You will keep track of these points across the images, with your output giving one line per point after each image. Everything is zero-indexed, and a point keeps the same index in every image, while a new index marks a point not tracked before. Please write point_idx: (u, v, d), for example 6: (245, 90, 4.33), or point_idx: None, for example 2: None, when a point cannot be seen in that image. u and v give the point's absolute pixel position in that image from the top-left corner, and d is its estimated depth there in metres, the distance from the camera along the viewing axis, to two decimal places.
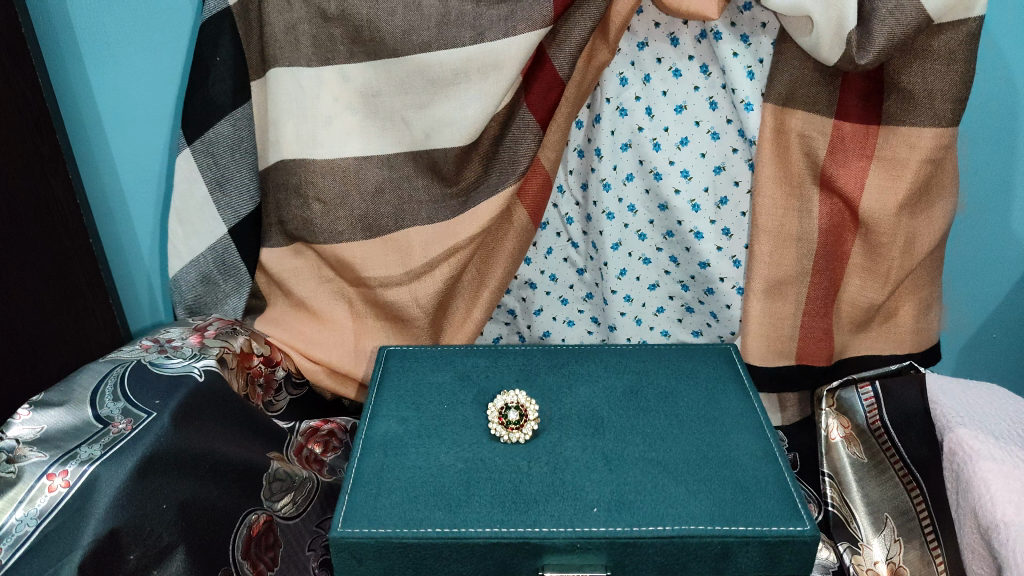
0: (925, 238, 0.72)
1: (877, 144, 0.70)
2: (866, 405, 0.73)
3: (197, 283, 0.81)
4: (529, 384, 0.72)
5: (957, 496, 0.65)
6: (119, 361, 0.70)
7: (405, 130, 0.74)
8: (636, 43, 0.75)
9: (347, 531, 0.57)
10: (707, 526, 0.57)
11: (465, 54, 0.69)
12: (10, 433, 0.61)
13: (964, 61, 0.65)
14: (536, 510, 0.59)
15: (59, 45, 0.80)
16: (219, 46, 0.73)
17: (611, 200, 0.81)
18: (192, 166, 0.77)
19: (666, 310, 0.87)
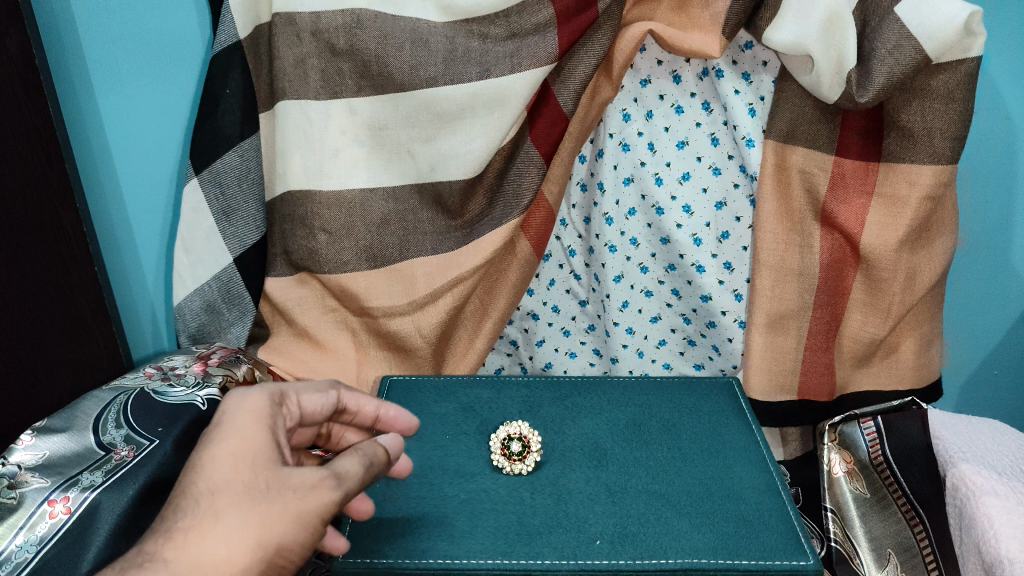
0: (925, 273, 0.72)
1: (877, 180, 0.71)
2: (868, 441, 0.72)
3: (201, 312, 0.82)
4: (532, 415, 0.73)
5: (960, 531, 0.65)
6: (122, 389, 0.71)
7: (411, 163, 0.74)
8: (639, 80, 0.76)
9: (348, 561, 0.58)
10: (710, 561, 0.57)
11: (471, 89, 0.70)
12: (12, 459, 0.61)
13: (963, 100, 0.65)
14: (538, 543, 0.58)
15: (71, 76, 0.82)
16: (229, 79, 0.74)
17: (613, 233, 0.81)
18: (199, 196, 0.77)
19: (668, 343, 0.87)
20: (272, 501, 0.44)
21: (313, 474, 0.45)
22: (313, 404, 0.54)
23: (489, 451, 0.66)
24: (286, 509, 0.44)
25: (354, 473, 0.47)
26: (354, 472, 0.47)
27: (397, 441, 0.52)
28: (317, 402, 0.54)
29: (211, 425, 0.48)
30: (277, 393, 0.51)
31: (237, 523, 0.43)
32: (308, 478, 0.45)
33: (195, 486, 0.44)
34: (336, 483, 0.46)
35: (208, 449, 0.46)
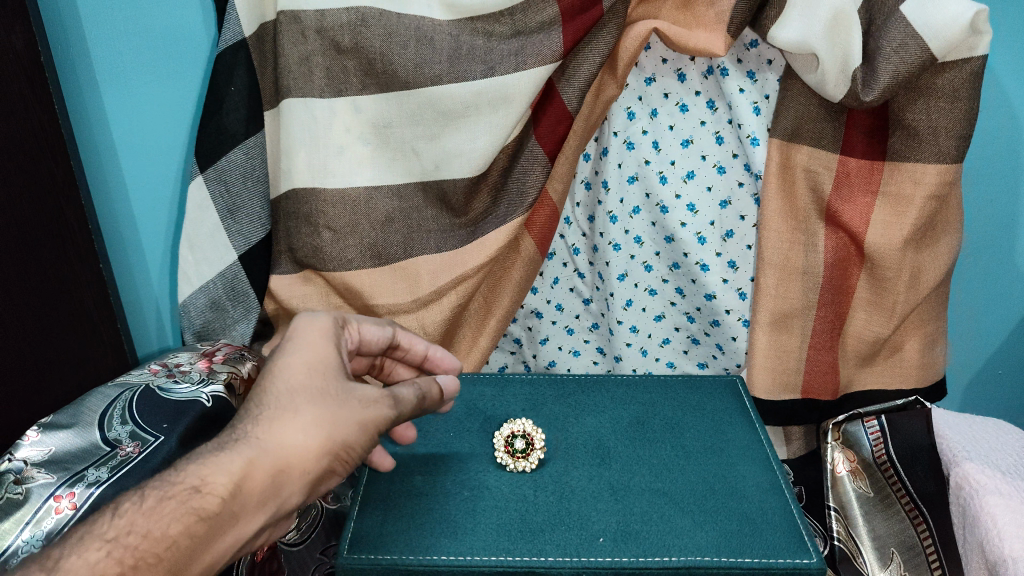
0: (930, 272, 0.72)
1: (882, 179, 0.71)
2: (872, 439, 0.73)
3: (206, 309, 0.82)
4: (536, 413, 0.73)
5: (964, 530, 0.65)
6: (127, 386, 0.71)
7: (415, 161, 0.75)
8: (644, 78, 0.76)
9: (354, 558, 0.58)
10: (713, 559, 0.57)
11: (476, 88, 0.70)
12: (18, 455, 0.62)
13: (968, 99, 0.65)
14: (542, 540, 0.59)
15: (77, 73, 0.82)
16: (234, 76, 0.74)
17: (617, 231, 0.81)
18: (204, 193, 0.78)
19: (671, 341, 0.87)
20: (338, 407, 0.48)
21: (375, 390, 0.50)
22: (372, 335, 0.61)
23: (494, 448, 0.67)
24: (353, 414, 0.48)
25: (411, 399, 0.52)
26: (410, 399, 0.52)
27: (453, 383, 0.59)
28: (374, 332, 0.61)
29: (283, 339, 0.53)
30: (338, 318, 0.58)
31: (312, 416, 0.47)
32: (371, 393, 0.50)
33: (274, 385, 0.49)
34: (395, 403, 0.51)
35: (289, 354, 0.51)
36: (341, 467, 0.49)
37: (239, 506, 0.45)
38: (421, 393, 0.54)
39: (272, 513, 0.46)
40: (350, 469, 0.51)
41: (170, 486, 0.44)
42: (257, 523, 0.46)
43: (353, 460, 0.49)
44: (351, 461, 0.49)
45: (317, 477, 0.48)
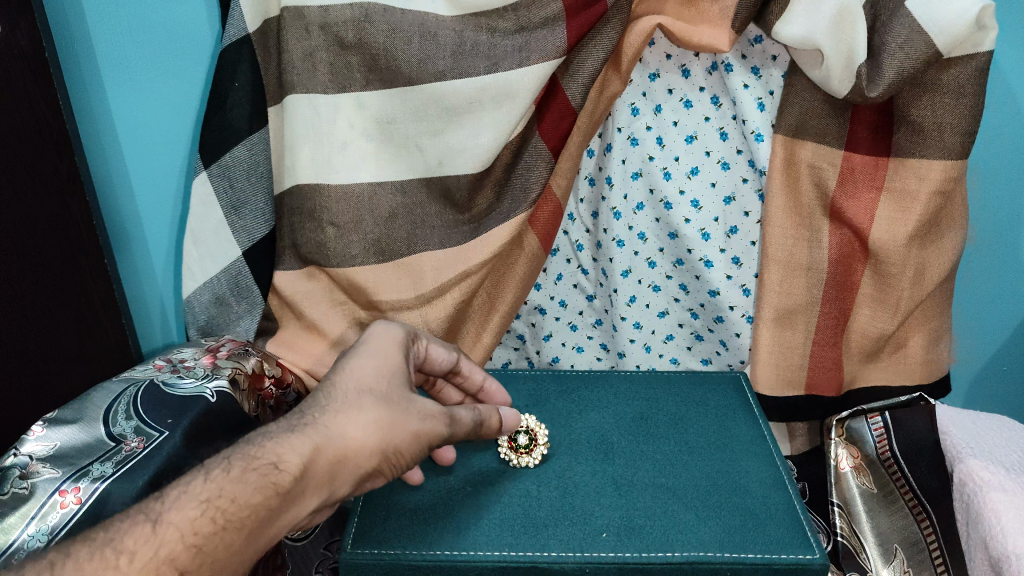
0: (934, 268, 0.72)
1: (887, 175, 0.71)
2: (876, 436, 0.72)
3: (210, 305, 0.82)
4: (539, 409, 0.73)
5: (967, 527, 0.66)
6: (132, 381, 0.71)
7: (420, 157, 0.75)
8: (648, 74, 0.76)
9: (357, 552, 0.58)
10: (717, 554, 0.57)
11: (480, 83, 0.70)
12: (23, 450, 0.62)
13: (973, 94, 0.65)
14: (545, 535, 0.59)
15: (81, 69, 0.82)
16: (238, 72, 0.74)
17: (621, 227, 0.81)
18: (208, 188, 0.78)
19: (675, 338, 0.87)
20: (402, 415, 0.51)
21: (437, 407, 0.54)
22: (439, 356, 0.64)
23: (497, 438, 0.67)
24: (411, 424, 0.52)
25: (467, 422, 0.56)
26: (465, 421, 0.56)
27: (514, 416, 0.63)
28: (442, 356, 0.64)
29: (358, 343, 0.57)
30: (411, 333, 0.61)
31: (376, 416, 0.51)
32: (429, 409, 0.53)
33: (343, 382, 0.52)
34: (451, 423, 0.55)
35: (361, 359, 0.54)
36: (391, 469, 0.52)
37: (305, 484, 0.48)
38: (478, 421, 0.58)
39: (324, 497, 0.50)
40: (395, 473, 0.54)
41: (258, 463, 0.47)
42: (314, 504, 0.49)
43: (402, 464, 0.53)
44: (400, 465, 0.53)
45: (367, 473, 0.51)
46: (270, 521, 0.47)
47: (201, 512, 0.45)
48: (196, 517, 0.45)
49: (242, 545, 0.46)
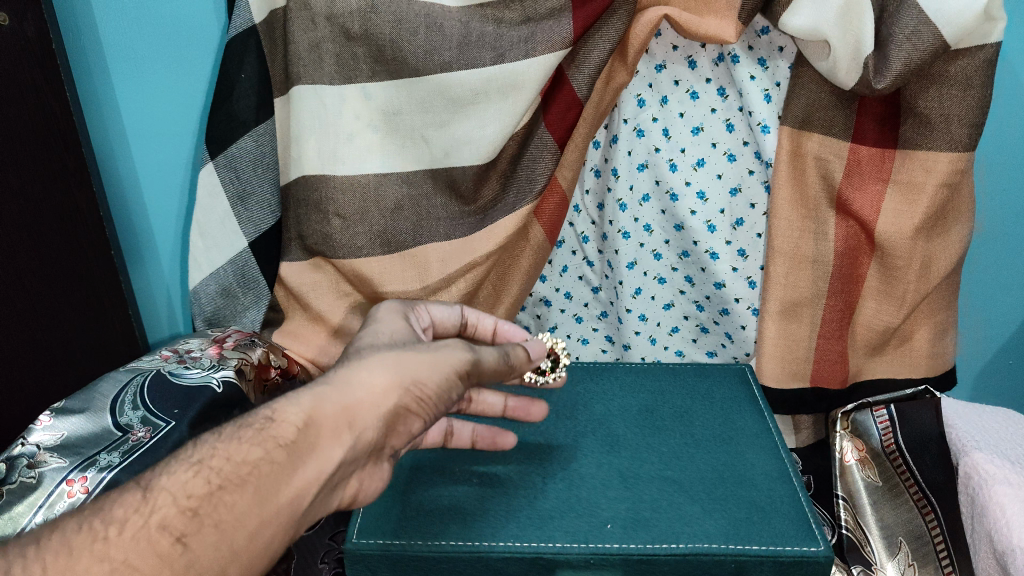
0: (941, 261, 0.72)
1: (893, 167, 0.70)
2: (881, 429, 0.72)
3: (217, 295, 0.82)
4: (545, 401, 0.74)
5: (973, 520, 0.65)
6: (139, 370, 0.72)
7: (425, 148, 0.75)
8: (654, 65, 0.76)
9: (362, 543, 0.58)
10: (721, 545, 0.56)
11: (485, 74, 0.69)
12: (31, 439, 0.62)
13: (981, 87, 0.64)
14: (550, 526, 0.59)
15: (87, 60, 0.82)
16: (244, 64, 0.74)
17: (627, 219, 0.82)
18: (214, 180, 0.78)
19: (681, 330, 0.88)
20: (412, 351, 0.50)
21: (458, 347, 0.53)
22: (441, 315, 0.65)
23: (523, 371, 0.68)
24: (424, 356, 0.50)
25: (490, 361, 0.55)
26: (489, 362, 0.55)
27: (539, 348, 0.62)
28: (444, 313, 0.66)
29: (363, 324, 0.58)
30: (409, 301, 0.62)
31: (384, 355, 0.50)
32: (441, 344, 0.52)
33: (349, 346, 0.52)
34: (475, 362, 0.53)
35: (375, 330, 0.55)
36: (420, 409, 0.50)
37: (312, 435, 0.45)
38: (501, 360, 0.56)
39: (348, 448, 0.46)
40: (428, 416, 0.51)
41: (254, 420, 0.45)
42: (338, 455, 0.45)
43: (431, 403, 0.50)
44: (429, 404, 0.50)
45: (395, 412, 0.48)
46: (286, 477, 0.43)
47: (199, 477, 0.42)
48: (193, 481, 0.42)
49: (255, 507, 0.42)
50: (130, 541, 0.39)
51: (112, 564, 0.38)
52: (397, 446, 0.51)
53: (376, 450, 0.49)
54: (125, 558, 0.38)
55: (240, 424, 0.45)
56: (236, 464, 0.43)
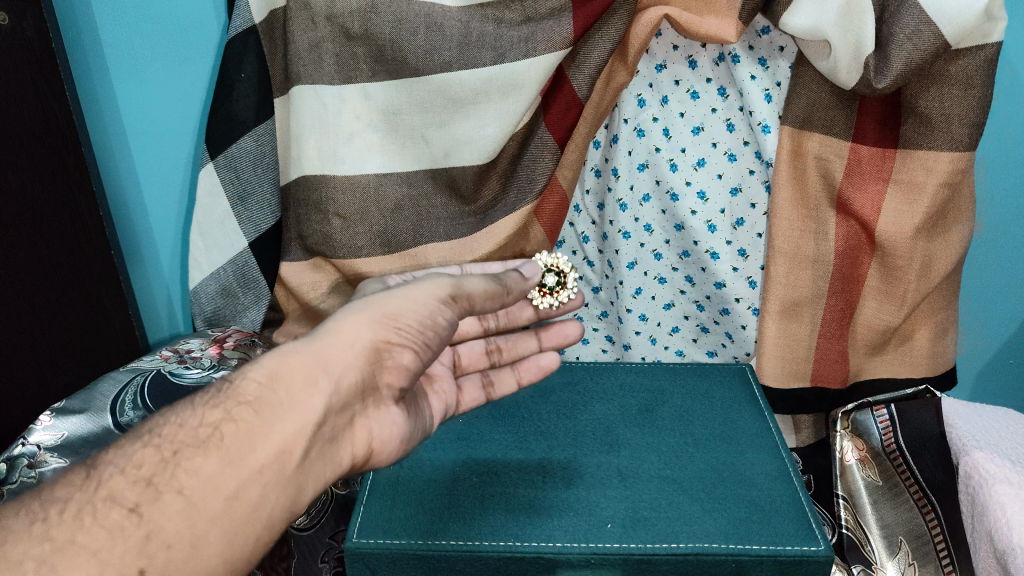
0: (941, 261, 0.72)
1: (894, 167, 0.70)
2: (881, 428, 0.72)
3: (217, 295, 0.83)
4: (545, 401, 0.74)
5: (973, 519, 0.65)
6: (139, 371, 0.72)
7: (425, 148, 0.75)
8: (655, 65, 0.76)
9: (362, 542, 0.58)
10: (721, 545, 0.56)
11: (485, 74, 0.69)
12: (32, 439, 0.63)
13: (982, 86, 0.64)
14: (550, 526, 0.59)
15: (87, 60, 0.82)
16: (244, 64, 0.74)
17: (627, 219, 0.82)
18: (214, 180, 0.78)
19: (681, 330, 0.88)
20: (383, 298, 0.54)
21: (441, 279, 0.56)
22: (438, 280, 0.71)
23: (534, 298, 0.72)
24: (395, 299, 0.54)
25: (479, 287, 0.57)
26: (479, 288, 0.57)
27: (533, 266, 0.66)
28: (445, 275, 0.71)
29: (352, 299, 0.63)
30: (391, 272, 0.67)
31: (359, 305, 0.53)
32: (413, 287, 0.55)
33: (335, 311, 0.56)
34: (460, 290, 0.56)
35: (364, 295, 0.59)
36: (402, 338, 0.52)
37: (279, 389, 0.48)
38: (495, 283, 0.59)
39: (329, 393, 0.48)
40: (415, 346, 0.53)
41: (216, 388, 0.48)
42: (318, 403, 0.48)
43: (413, 332, 0.52)
44: (413, 333, 0.52)
45: (375, 346, 0.51)
46: (263, 435, 0.46)
47: (150, 449, 0.44)
48: (142, 454, 0.44)
49: (225, 469, 0.44)
50: (73, 520, 0.40)
51: (55, 543, 0.39)
52: (396, 384, 0.54)
53: (371, 390, 0.52)
54: (71, 537, 0.40)
55: (194, 402, 0.47)
56: (193, 433, 0.45)
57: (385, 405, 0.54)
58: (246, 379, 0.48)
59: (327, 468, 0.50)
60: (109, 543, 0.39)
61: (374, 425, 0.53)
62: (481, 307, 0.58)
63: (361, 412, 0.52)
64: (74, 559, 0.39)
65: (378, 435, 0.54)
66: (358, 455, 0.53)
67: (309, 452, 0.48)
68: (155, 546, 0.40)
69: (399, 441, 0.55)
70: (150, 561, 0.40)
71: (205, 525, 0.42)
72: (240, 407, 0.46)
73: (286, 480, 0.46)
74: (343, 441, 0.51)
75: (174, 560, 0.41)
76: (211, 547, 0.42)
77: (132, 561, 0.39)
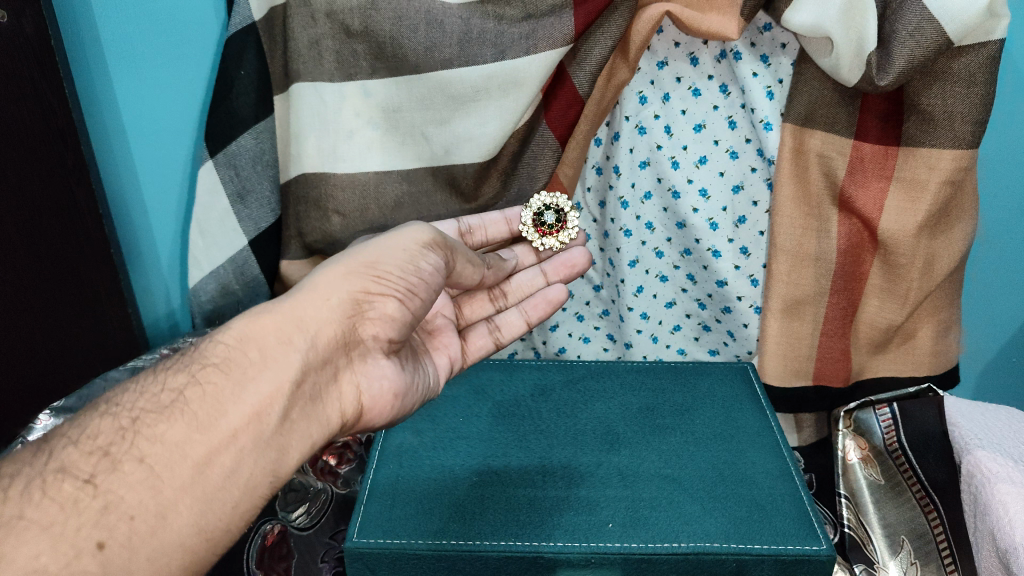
0: (944, 259, 0.71)
1: (896, 164, 0.69)
2: (883, 427, 0.73)
3: (216, 294, 0.82)
4: (546, 399, 0.74)
5: (975, 519, 0.64)
6: (138, 369, 0.72)
7: (425, 146, 0.74)
8: (656, 62, 0.75)
9: (362, 541, 0.58)
10: (722, 544, 0.56)
11: (486, 71, 0.69)
12: (31, 438, 0.63)
13: (985, 84, 0.63)
14: (550, 525, 0.59)
15: (86, 57, 0.82)
16: (243, 61, 0.74)
17: (628, 217, 0.82)
18: (214, 177, 0.77)
19: (682, 328, 0.88)
20: (358, 251, 0.55)
21: (420, 227, 0.58)
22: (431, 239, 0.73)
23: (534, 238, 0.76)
24: (371, 251, 0.55)
25: (462, 248, 0.61)
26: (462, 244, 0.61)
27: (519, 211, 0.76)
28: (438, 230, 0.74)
29: None
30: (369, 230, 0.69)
31: (336, 260, 0.55)
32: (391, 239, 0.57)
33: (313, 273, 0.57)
34: (444, 239, 0.59)
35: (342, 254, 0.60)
36: (383, 287, 0.53)
37: (250, 351, 0.49)
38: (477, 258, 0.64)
39: (306, 349, 0.50)
40: (393, 293, 0.54)
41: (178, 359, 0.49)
42: (296, 359, 0.49)
43: (394, 280, 0.54)
44: (393, 281, 0.54)
45: (357, 296, 0.52)
46: (234, 399, 0.47)
47: (107, 419, 0.45)
48: (98, 426, 0.45)
49: (193, 435, 0.45)
50: (22, 496, 0.42)
51: (3, 518, 0.41)
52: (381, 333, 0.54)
53: (354, 342, 0.53)
54: (20, 512, 0.41)
55: (155, 372, 0.49)
56: (154, 399, 0.46)
57: (371, 359, 0.54)
58: (214, 343, 0.49)
59: (311, 428, 0.50)
60: (63, 517, 0.41)
61: (362, 380, 0.54)
62: (462, 265, 0.62)
63: (346, 366, 0.53)
64: (22, 536, 0.40)
65: (368, 391, 0.54)
66: (348, 412, 0.53)
67: (290, 413, 0.49)
68: (115, 517, 0.42)
69: (390, 398, 0.55)
70: (110, 533, 0.41)
71: (172, 494, 0.43)
72: (206, 370, 0.48)
73: (264, 442, 0.47)
74: (329, 397, 0.52)
75: (139, 531, 0.42)
76: (181, 518, 0.44)
77: (89, 533, 0.41)
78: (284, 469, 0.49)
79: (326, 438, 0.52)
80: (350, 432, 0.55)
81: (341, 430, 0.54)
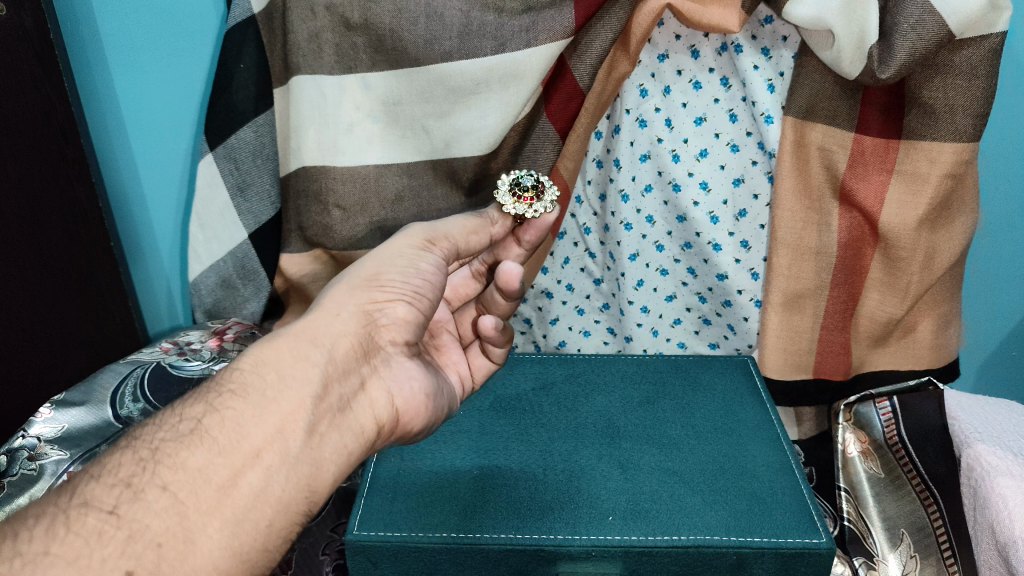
0: (944, 253, 0.71)
1: (897, 158, 0.69)
2: (884, 420, 0.72)
3: (216, 287, 0.83)
4: (546, 393, 0.74)
5: (974, 512, 0.64)
6: (139, 363, 0.72)
7: (426, 139, 0.74)
8: (657, 54, 0.75)
9: (363, 535, 0.58)
10: (723, 538, 0.56)
11: (487, 64, 0.69)
12: (32, 431, 0.64)
13: (986, 76, 0.63)
14: (550, 518, 0.59)
15: (85, 50, 0.81)
16: (242, 53, 0.73)
17: (628, 210, 0.82)
18: (214, 171, 0.78)
19: (683, 322, 0.88)
20: (356, 265, 0.55)
21: (412, 229, 0.58)
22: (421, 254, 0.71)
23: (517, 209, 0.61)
24: (372, 261, 0.55)
25: (459, 230, 0.60)
26: (458, 229, 0.60)
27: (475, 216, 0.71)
28: None
29: None
30: None
31: (336, 280, 0.54)
32: (391, 245, 0.57)
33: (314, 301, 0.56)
34: (436, 232, 0.58)
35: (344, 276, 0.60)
36: (388, 293, 0.53)
37: (268, 374, 0.47)
38: (477, 220, 0.61)
39: (323, 365, 0.49)
40: (405, 288, 0.54)
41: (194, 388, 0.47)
42: (314, 376, 0.48)
43: (399, 285, 0.54)
44: (398, 285, 0.54)
45: (365, 307, 0.52)
46: (256, 420, 0.45)
47: (127, 453, 0.44)
48: (118, 460, 0.43)
49: (215, 459, 0.44)
50: (46, 533, 0.40)
51: (26, 557, 0.38)
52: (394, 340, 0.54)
53: (374, 351, 0.52)
54: (45, 548, 0.39)
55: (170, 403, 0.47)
56: (173, 429, 0.45)
57: (395, 361, 0.54)
58: (231, 369, 0.48)
59: (344, 440, 0.49)
60: (88, 550, 0.39)
61: (391, 383, 0.53)
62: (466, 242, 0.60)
63: (372, 373, 0.52)
64: (49, 569, 0.38)
65: (400, 394, 0.53)
66: (383, 418, 0.52)
67: (317, 425, 0.47)
68: (142, 545, 0.40)
69: (422, 398, 0.55)
70: (137, 562, 0.39)
71: (199, 517, 0.42)
72: (224, 397, 0.46)
73: (293, 459, 0.46)
74: (359, 405, 0.50)
75: (168, 558, 0.40)
76: (211, 541, 0.42)
77: (117, 563, 0.39)
78: (321, 486, 0.47)
79: (362, 448, 0.50)
80: (387, 439, 0.54)
81: (380, 437, 0.52)
